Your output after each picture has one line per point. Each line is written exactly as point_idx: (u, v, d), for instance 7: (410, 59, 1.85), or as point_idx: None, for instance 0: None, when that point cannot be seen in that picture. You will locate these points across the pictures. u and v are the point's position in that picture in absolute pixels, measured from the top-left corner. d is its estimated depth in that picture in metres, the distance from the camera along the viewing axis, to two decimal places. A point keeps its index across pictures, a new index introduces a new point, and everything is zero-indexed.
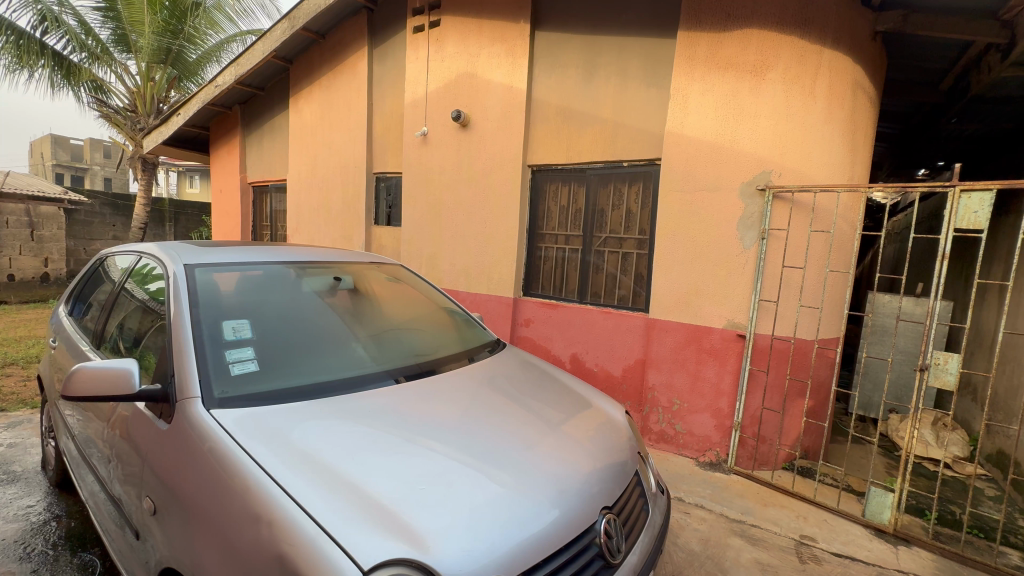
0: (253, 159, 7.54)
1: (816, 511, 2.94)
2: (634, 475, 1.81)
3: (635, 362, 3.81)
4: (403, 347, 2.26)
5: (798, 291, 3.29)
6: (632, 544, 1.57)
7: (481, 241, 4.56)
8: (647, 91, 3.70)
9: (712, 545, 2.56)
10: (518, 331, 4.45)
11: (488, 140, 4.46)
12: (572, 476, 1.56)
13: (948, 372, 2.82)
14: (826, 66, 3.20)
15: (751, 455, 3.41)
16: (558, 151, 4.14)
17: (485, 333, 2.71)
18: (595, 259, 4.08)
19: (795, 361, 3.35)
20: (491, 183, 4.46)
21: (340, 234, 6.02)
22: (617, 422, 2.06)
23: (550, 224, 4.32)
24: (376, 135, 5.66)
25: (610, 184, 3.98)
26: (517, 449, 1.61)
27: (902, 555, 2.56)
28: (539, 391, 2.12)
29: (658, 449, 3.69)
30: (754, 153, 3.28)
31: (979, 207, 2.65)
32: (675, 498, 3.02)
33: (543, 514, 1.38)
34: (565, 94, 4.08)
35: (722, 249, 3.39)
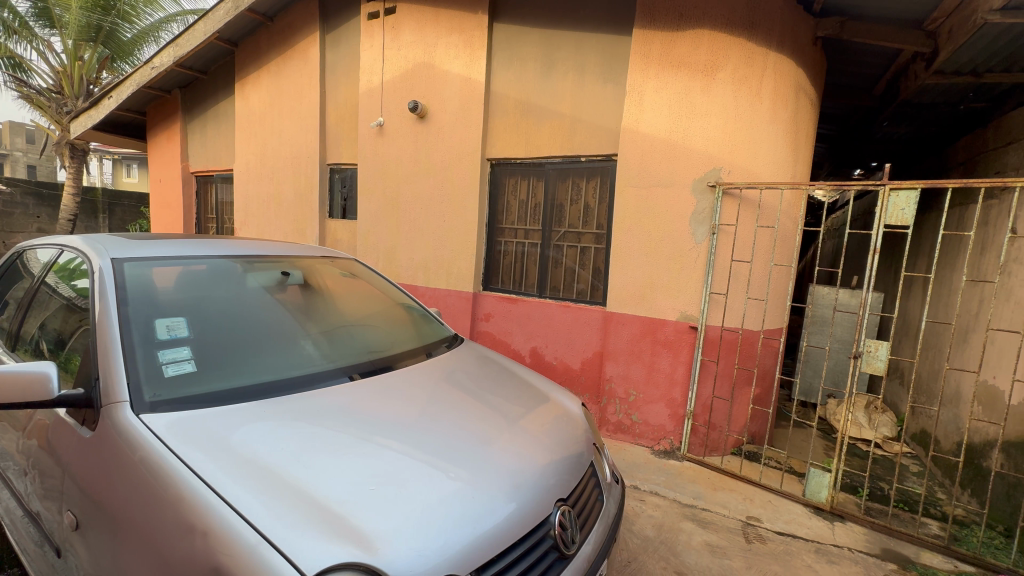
0: (196, 147, 7.11)
1: (761, 493, 3.11)
2: (588, 466, 1.83)
3: (593, 355, 3.88)
4: (357, 344, 2.19)
5: (746, 284, 3.43)
6: (586, 535, 1.59)
7: (440, 235, 4.49)
8: (604, 87, 3.74)
9: (665, 531, 2.64)
10: (478, 325, 4.43)
11: (446, 133, 4.39)
12: (528, 469, 1.56)
13: (879, 359, 3.02)
14: (771, 68, 3.33)
15: (702, 442, 3.55)
16: (516, 145, 4.13)
17: (442, 328, 2.68)
18: (554, 253, 4.11)
19: (743, 351, 3.50)
20: (450, 176, 4.40)
21: (292, 227, 5.78)
22: (573, 415, 2.07)
23: (509, 218, 4.31)
24: (330, 125, 5.45)
25: (569, 179, 4.01)
26: (474, 444, 1.59)
27: (838, 530, 2.74)
28: (498, 386, 2.11)
29: (615, 439, 3.77)
30: (705, 151, 3.39)
31: (906, 205, 2.84)
32: (631, 486, 3.11)
33: (497, 510, 1.37)
34: (524, 88, 4.06)
35: (676, 243, 3.49)
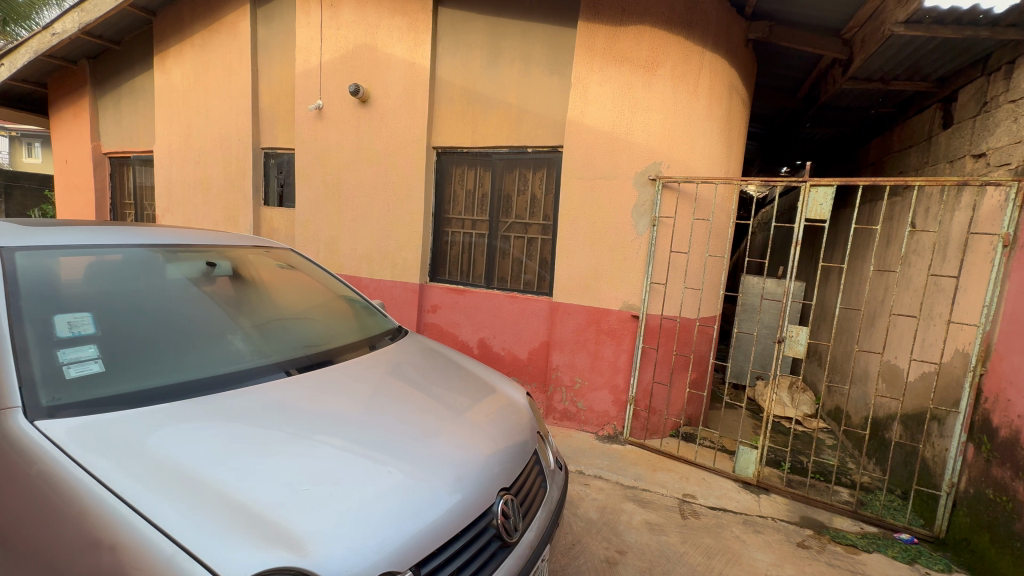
0: (109, 125, 6.46)
1: (696, 471, 3.30)
2: (532, 454, 1.85)
3: (539, 345, 3.93)
4: (293, 339, 2.09)
5: (683, 273, 3.58)
6: (529, 521, 1.61)
7: (385, 224, 4.36)
8: (550, 78, 3.76)
9: (608, 512, 2.74)
10: (425, 317, 4.37)
11: (390, 119, 4.24)
12: (471, 460, 1.55)
13: (799, 343, 3.27)
14: (707, 67, 3.47)
15: (643, 426, 3.71)
16: (462, 134, 4.07)
17: (386, 320, 2.61)
18: (501, 244, 4.11)
19: (681, 338, 3.66)
20: (394, 164, 4.27)
21: (222, 215, 5.40)
22: (518, 405, 2.09)
23: (456, 208, 4.26)
24: (263, 106, 5.12)
25: (516, 169, 4.01)
26: (417, 436, 1.57)
27: (763, 502, 2.96)
28: (443, 378, 2.09)
29: (561, 427, 3.86)
30: (646, 145, 3.49)
31: (824, 199, 3.08)
32: (575, 471, 3.19)
33: (438, 502, 1.35)
34: (470, 76, 4.00)
35: (618, 234, 3.58)
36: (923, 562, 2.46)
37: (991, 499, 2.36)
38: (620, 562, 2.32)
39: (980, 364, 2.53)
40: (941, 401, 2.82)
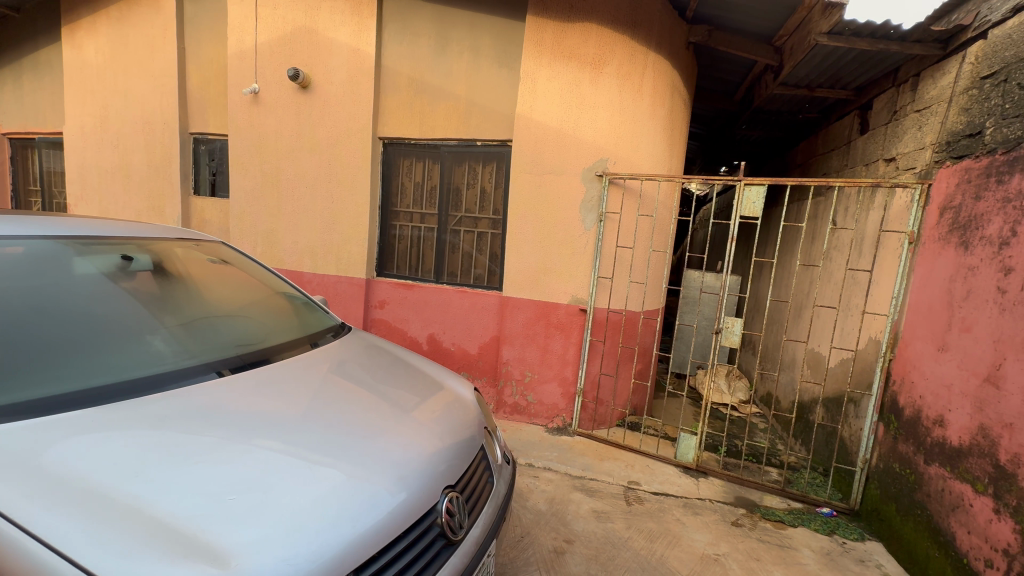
0: (9, 103, 5.78)
1: (640, 459, 3.42)
2: (478, 449, 1.84)
3: (489, 340, 3.92)
4: (224, 338, 1.95)
5: (629, 268, 3.69)
6: (475, 518, 1.60)
7: (328, 217, 4.18)
8: (499, 72, 3.73)
9: (556, 503, 2.79)
10: (373, 313, 4.24)
11: (333, 106, 4.06)
12: (415, 458, 1.52)
13: (734, 333, 3.46)
14: (650, 67, 3.57)
15: (591, 417, 3.80)
16: (409, 124, 3.97)
17: (328, 317, 2.50)
18: (451, 238, 4.06)
19: (626, 330, 3.77)
20: (337, 154, 4.09)
21: (145, 205, 4.98)
22: (465, 400, 2.07)
23: (404, 201, 4.16)
24: (191, 88, 4.75)
25: (465, 163, 3.97)
26: (358, 436, 1.51)
27: (701, 485, 3.12)
28: (389, 375, 2.03)
29: (512, 420, 3.88)
30: (593, 142, 3.55)
31: (757, 198, 3.26)
32: (525, 464, 3.22)
33: (380, 503, 1.31)
34: (417, 65, 3.89)
35: (567, 230, 3.63)
36: (841, 533, 2.67)
37: (897, 472, 2.60)
38: (567, 551, 2.37)
39: (889, 350, 2.78)
40: (857, 385, 3.07)
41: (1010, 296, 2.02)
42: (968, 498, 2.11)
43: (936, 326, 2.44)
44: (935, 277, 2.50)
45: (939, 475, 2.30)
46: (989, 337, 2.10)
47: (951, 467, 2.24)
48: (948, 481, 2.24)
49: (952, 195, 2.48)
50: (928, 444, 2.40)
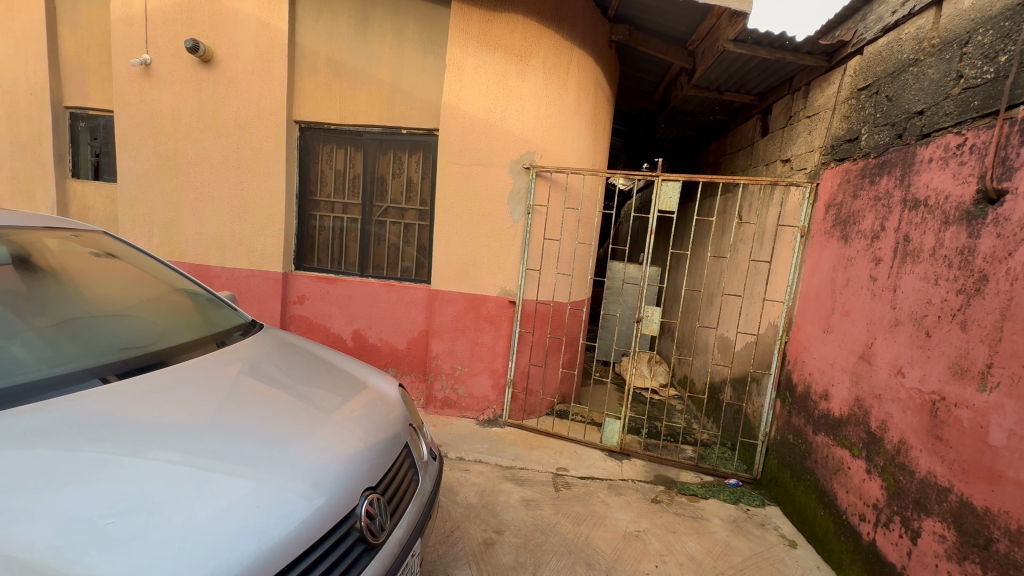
0: None
1: (568, 445, 3.53)
2: (402, 447, 1.79)
3: (418, 334, 3.83)
4: (109, 341, 1.72)
5: (556, 260, 3.76)
6: (398, 519, 1.54)
7: (237, 206, 3.84)
8: (423, 57, 3.61)
9: (486, 495, 2.79)
10: (291, 309, 3.98)
11: (240, 85, 3.73)
12: (332, 461, 1.43)
13: (653, 322, 3.65)
14: (575, 63, 3.64)
15: (521, 407, 3.85)
16: (328, 108, 3.74)
17: (236, 315, 2.30)
18: (376, 229, 3.91)
19: (554, 321, 3.85)
20: (246, 137, 3.77)
21: (7, 188, 4.27)
22: (390, 398, 2.00)
23: (324, 190, 3.93)
24: (65, 55, 4.13)
25: (390, 151, 3.82)
26: (269, 440, 1.40)
27: (625, 467, 3.28)
28: (308, 375, 1.91)
29: (442, 415, 3.83)
30: (520, 134, 3.56)
31: (672, 193, 3.45)
32: (455, 458, 3.19)
33: (291, 511, 1.22)
34: (335, 45, 3.66)
35: (495, 222, 3.62)
36: (745, 501, 2.93)
37: (791, 442, 2.89)
38: (497, 542, 2.38)
39: (785, 333, 3.08)
40: (759, 365, 3.37)
41: (879, 283, 2.30)
42: (846, 462, 2.39)
43: (822, 311, 2.73)
44: (822, 267, 2.79)
45: (824, 443, 2.58)
46: (863, 319, 2.38)
47: (833, 435, 2.52)
48: (831, 448, 2.52)
49: (834, 194, 2.78)
50: (816, 416, 2.69)
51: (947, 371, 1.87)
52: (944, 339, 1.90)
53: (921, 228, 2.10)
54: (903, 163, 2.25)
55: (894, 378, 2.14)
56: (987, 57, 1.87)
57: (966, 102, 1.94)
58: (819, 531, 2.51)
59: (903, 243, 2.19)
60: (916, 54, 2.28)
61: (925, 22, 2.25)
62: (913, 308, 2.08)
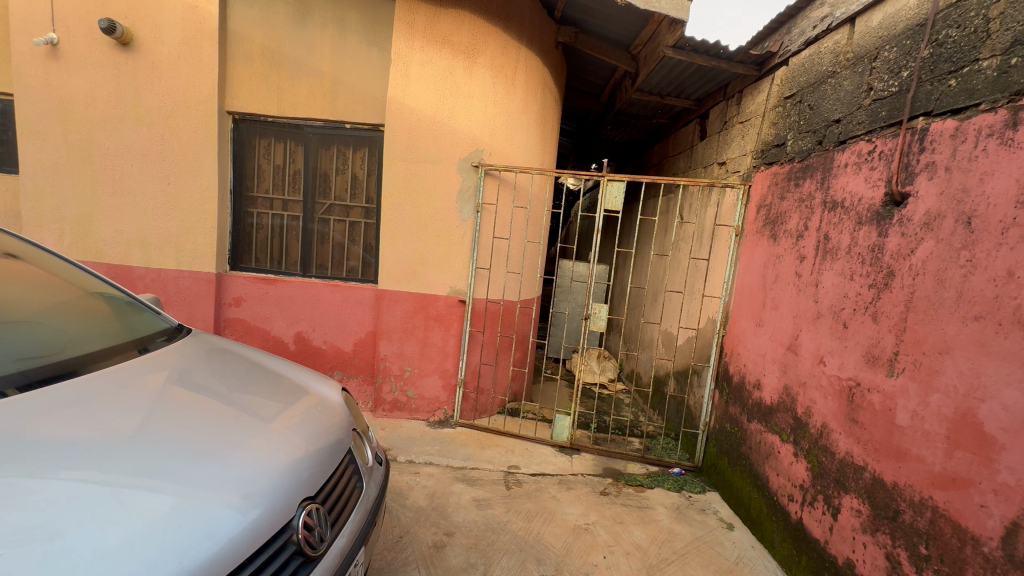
0: None
1: (519, 443, 3.55)
2: (345, 452, 1.72)
3: (366, 336, 3.72)
4: (8, 349, 1.54)
5: (506, 258, 3.77)
6: (339, 529, 1.48)
7: (164, 201, 3.56)
8: (367, 50, 3.49)
9: (437, 497, 2.75)
10: (227, 312, 3.74)
11: (165, 71, 3.46)
12: (268, 471, 1.36)
13: (600, 318, 3.74)
14: (522, 62, 3.65)
15: (473, 407, 3.83)
16: (265, 100, 3.54)
17: (160, 319, 2.13)
18: (320, 227, 3.75)
19: (505, 320, 3.86)
20: (173, 127, 3.50)
21: None
22: (332, 403, 1.92)
23: (262, 185, 3.73)
24: None
25: (333, 146, 3.67)
26: (197, 452, 1.31)
27: (575, 461, 3.34)
28: (243, 380, 1.80)
29: (391, 417, 3.74)
30: (469, 132, 3.53)
31: (618, 193, 3.54)
32: (405, 461, 3.13)
33: (220, 527, 1.14)
34: (272, 33, 3.47)
35: (444, 220, 3.58)
36: (688, 488, 3.07)
37: (729, 430, 3.06)
38: (448, 544, 2.35)
39: (722, 327, 3.25)
40: (699, 358, 3.53)
41: (803, 279, 2.48)
42: (777, 447, 2.55)
43: (754, 306, 2.90)
44: (754, 265, 2.97)
45: (757, 430, 2.75)
46: (790, 313, 2.55)
47: (765, 422, 2.68)
48: (763, 434, 2.69)
49: (764, 196, 2.96)
50: (749, 404, 2.85)
51: (862, 359, 2.04)
52: (859, 330, 2.07)
53: (838, 228, 2.27)
54: (823, 168, 2.43)
55: (817, 367, 2.31)
56: (893, 72, 2.05)
57: (876, 113, 2.12)
58: (754, 513, 2.67)
59: (824, 242, 2.36)
60: (834, 67, 2.47)
61: (841, 38, 2.44)
62: (832, 302, 2.25)
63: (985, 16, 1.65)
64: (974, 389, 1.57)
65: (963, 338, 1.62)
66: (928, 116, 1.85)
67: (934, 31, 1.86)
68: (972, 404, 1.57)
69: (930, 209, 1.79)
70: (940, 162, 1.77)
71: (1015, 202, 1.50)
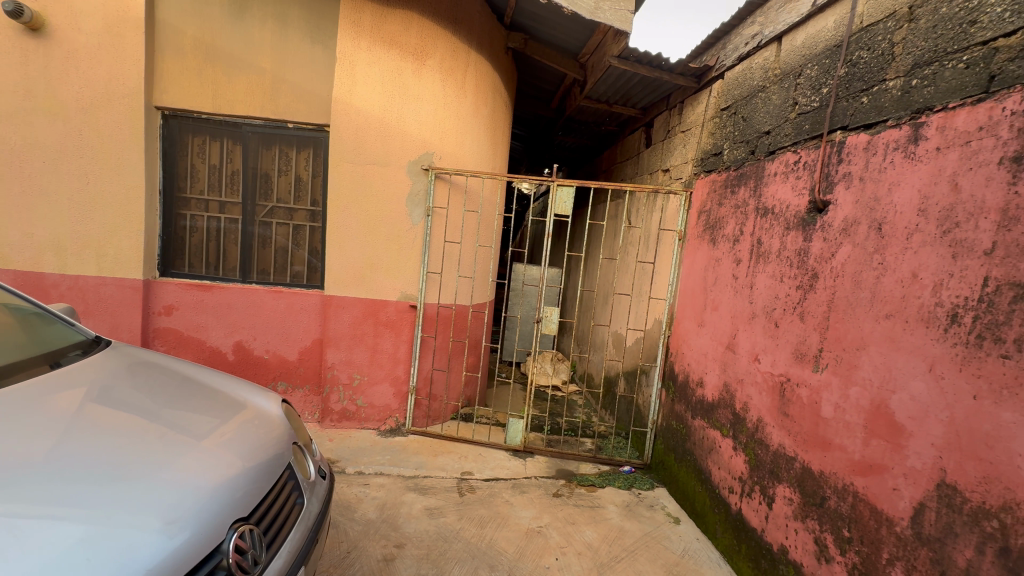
0: None
1: (473, 449, 3.52)
2: (284, 468, 1.64)
3: (312, 343, 3.58)
4: None
5: (457, 262, 3.73)
6: (276, 549, 1.41)
7: (82, 202, 3.27)
8: (311, 48, 3.35)
9: (387, 509, 2.67)
10: (156, 322, 3.48)
11: (84, 61, 3.18)
12: (197, 491, 1.26)
13: (552, 321, 3.78)
14: (472, 66, 3.65)
15: (425, 414, 3.76)
16: (199, 96, 3.34)
17: (75, 331, 1.95)
18: (261, 231, 3.57)
19: (457, 324, 3.82)
20: (93, 122, 3.23)
21: None
22: (272, 417, 1.82)
23: (196, 186, 3.51)
24: None
25: (274, 146, 3.51)
26: (115, 475, 1.20)
27: (528, 465, 3.35)
28: (173, 395, 1.68)
29: (340, 428, 3.61)
30: (418, 135, 3.48)
31: (567, 198, 3.60)
32: (354, 473, 3.02)
33: (139, 556, 1.05)
34: (206, 25, 3.28)
35: (393, 224, 3.50)
36: (637, 486, 3.16)
37: (675, 427, 3.17)
38: (398, 557, 2.29)
39: (668, 328, 3.37)
40: (647, 358, 3.65)
41: (739, 281, 2.61)
42: (718, 442, 2.67)
43: (697, 307, 3.02)
44: (696, 267, 3.10)
45: (701, 426, 2.87)
46: (729, 314, 2.68)
47: (708, 418, 2.80)
48: (706, 430, 2.80)
49: (705, 202, 3.10)
50: (693, 401, 2.97)
51: (791, 355, 2.17)
52: (789, 329, 2.20)
53: (770, 234, 2.41)
54: (756, 176, 2.58)
55: (753, 364, 2.43)
56: (814, 88, 2.21)
57: (800, 126, 2.27)
58: (698, 506, 2.78)
59: (757, 246, 2.50)
60: (764, 82, 2.63)
61: (769, 55, 2.60)
62: (765, 302, 2.38)
63: (890, 40, 1.82)
64: (887, 381, 1.71)
65: (876, 335, 1.76)
66: (845, 130, 2.00)
67: (849, 52, 2.03)
68: (885, 395, 1.71)
69: (847, 216, 1.94)
70: (855, 173, 1.92)
71: (917, 211, 1.65)
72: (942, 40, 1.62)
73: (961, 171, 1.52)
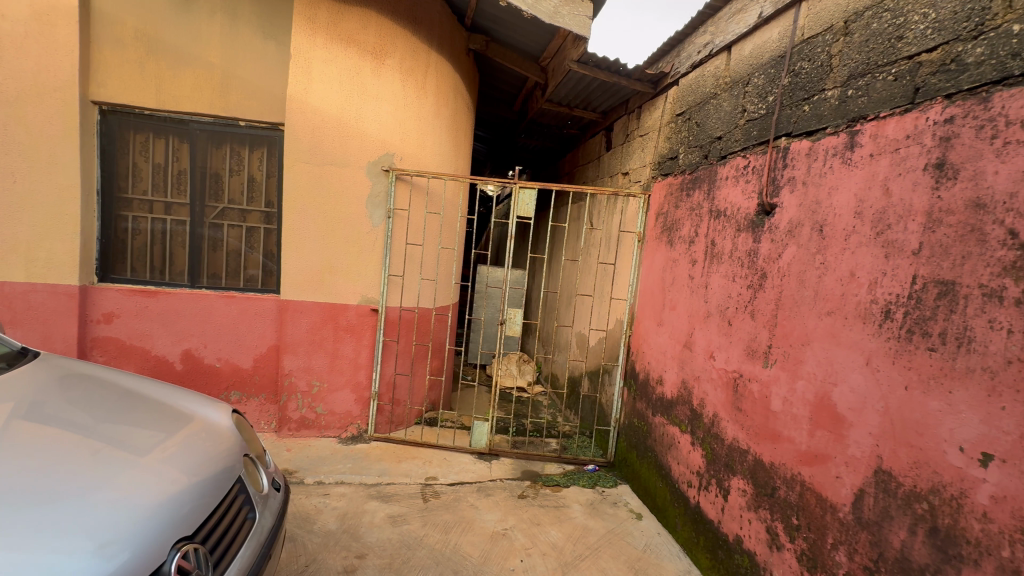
0: None
1: (438, 453, 3.48)
2: (233, 482, 1.56)
3: (267, 350, 3.44)
4: None
5: (420, 265, 3.68)
6: (224, 568, 1.34)
7: (7, 202, 3.02)
8: (263, 43, 3.22)
9: (348, 518, 2.60)
10: (95, 330, 3.26)
11: (8, 50, 2.94)
12: (137, 511, 1.19)
13: (516, 323, 3.79)
14: (432, 67, 3.62)
15: (388, 419, 3.69)
16: (141, 90, 3.16)
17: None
18: (211, 233, 3.41)
19: (420, 327, 3.76)
20: (20, 116, 2.99)
21: None
22: (222, 429, 1.73)
23: (139, 186, 3.31)
24: None
25: (225, 145, 3.36)
26: (42, 498, 1.11)
27: (494, 467, 3.34)
28: (112, 409, 1.58)
29: (299, 437, 3.49)
30: (378, 135, 3.42)
31: (529, 200, 3.63)
32: (313, 483, 2.92)
33: None
34: (148, 16, 3.10)
35: (353, 226, 3.42)
36: (601, 484, 3.21)
37: (636, 425, 3.24)
38: (359, 567, 2.22)
39: (629, 327, 3.45)
40: (609, 358, 3.71)
41: (695, 281, 2.70)
42: (677, 437, 2.75)
43: (656, 306, 3.10)
44: (654, 268, 3.18)
45: (661, 422, 2.94)
46: (685, 313, 2.76)
47: (667, 415, 2.88)
48: (666, 426, 2.88)
49: (662, 204, 3.18)
50: (654, 399, 3.04)
51: (744, 352, 2.26)
52: (741, 327, 2.29)
53: (722, 235, 2.50)
54: (709, 179, 2.67)
55: (708, 361, 2.51)
56: (761, 96, 2.31)
57: (749, 132, 2.37)
58: (659, 501, 2.84)
59: (711, 247, 2.59)
60: (715, 89, 2.73)
61: (720, 63, 2.70)
62: (719, 301, 2.47)
63: (829, 52, 1.93)
64: (829, 375, 1.80)
65: (820, 331, 1.85)
66: (789, 136, 2.10)
67: (792, 62, 2.13)
68: (828, 388, 1.80)
69: (792, 218, 2.04)
70: (799, 177, 2.02)
71: (854, 213, 1.75)
72: (873, 54, 1.73)
73: (892, 177, 1.62)
